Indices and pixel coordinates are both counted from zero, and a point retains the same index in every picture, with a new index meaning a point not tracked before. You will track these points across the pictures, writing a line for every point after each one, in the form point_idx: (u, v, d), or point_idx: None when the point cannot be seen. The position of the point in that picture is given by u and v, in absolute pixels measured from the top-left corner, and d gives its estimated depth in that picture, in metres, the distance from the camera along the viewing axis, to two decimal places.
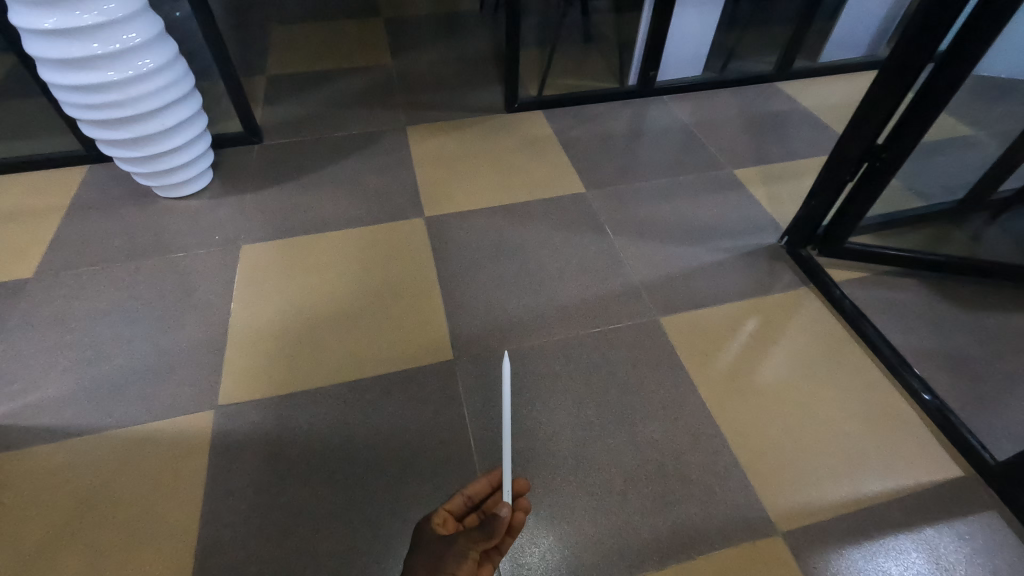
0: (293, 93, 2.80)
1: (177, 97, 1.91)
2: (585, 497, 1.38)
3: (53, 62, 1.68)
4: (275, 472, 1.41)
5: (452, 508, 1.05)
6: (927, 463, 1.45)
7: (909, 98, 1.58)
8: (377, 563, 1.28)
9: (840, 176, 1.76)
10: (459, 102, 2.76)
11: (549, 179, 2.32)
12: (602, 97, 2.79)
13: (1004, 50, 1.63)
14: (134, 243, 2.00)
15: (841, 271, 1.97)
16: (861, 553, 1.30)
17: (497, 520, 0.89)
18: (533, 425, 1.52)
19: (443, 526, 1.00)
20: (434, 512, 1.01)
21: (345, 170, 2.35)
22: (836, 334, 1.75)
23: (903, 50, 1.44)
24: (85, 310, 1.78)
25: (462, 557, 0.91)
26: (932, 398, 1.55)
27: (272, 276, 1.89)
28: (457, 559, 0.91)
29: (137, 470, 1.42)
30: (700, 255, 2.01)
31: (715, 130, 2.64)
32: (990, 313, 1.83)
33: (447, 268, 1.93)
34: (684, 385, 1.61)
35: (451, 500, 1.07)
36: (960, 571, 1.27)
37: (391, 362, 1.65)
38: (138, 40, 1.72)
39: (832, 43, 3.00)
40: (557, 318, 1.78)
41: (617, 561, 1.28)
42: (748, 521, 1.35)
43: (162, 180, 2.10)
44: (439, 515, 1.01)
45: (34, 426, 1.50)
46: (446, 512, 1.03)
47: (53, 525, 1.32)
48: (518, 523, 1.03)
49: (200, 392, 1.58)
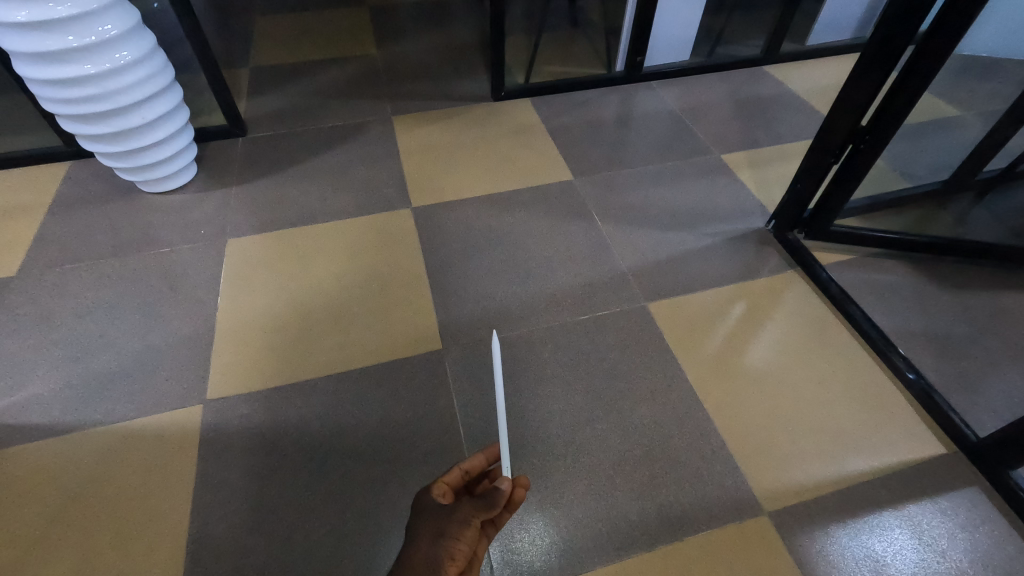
0: (277, 84, 2.77)
1: (157, 90, 1.89)
2: (574, 481, 1.40)
3: (28, 56, 1.65)
4: (265, 465, 1.42)
5: (452, 480, 1.04)
6: (911, 441, 1.47)
7: (892, 79, 1.58)
8: (369, 552, 1.29)
9: (825, 159, 1.76)
10: (445, 91, 2.73)
11: (537, 167, 2.31)
12: (589, 83, 2.77)
13: (986, 29, 1.63)
14: (118, 239, 1.99)
15: (827, 254, 1.98)
16: (846, 531, 1.32)
17: (497, 492, 0.92)
18: (522, 413, 1.52)
19: (443, 498, 0.99)
20: (434, 484, 1.00)
21: (331, 162, 2.33)
22: (823, 317, 1.76)
23: (885, 31, 1.44)
24: (71, 307, 1.77)
25: (466, 525, 0.92)
26: (916, 377, 1.57)
27: (259, 269, 1.88)
28: (459, 527, 0.92)
29: (127, 465, 1.42)
30: (688, 241, 2.01)
31: (702, 115, 2.63)
32: (975, 293, 1.84)
33: (435, 259, 1.92)
34: (672, 370, 1.62)
35: (450, 473, 1.05)
36: (942, 545, 1.29)
37: (380, 353, 1.65)
38: (115, 32, 1.69)
39: (820, 25, 2.99)
40: (546, 306, 1.78)
41: (606, 544, 1.30)
42: (734, 502, 1.37)
43: (145, 175, 2.07)
44: (439, 487, 1.00)
45: (21, 423, 1.49)
46: (446, 484, 1.02)
47: (44, 521, 1.32)
48: (517, 499, 0.99)
49: (189, 386, 1.57)
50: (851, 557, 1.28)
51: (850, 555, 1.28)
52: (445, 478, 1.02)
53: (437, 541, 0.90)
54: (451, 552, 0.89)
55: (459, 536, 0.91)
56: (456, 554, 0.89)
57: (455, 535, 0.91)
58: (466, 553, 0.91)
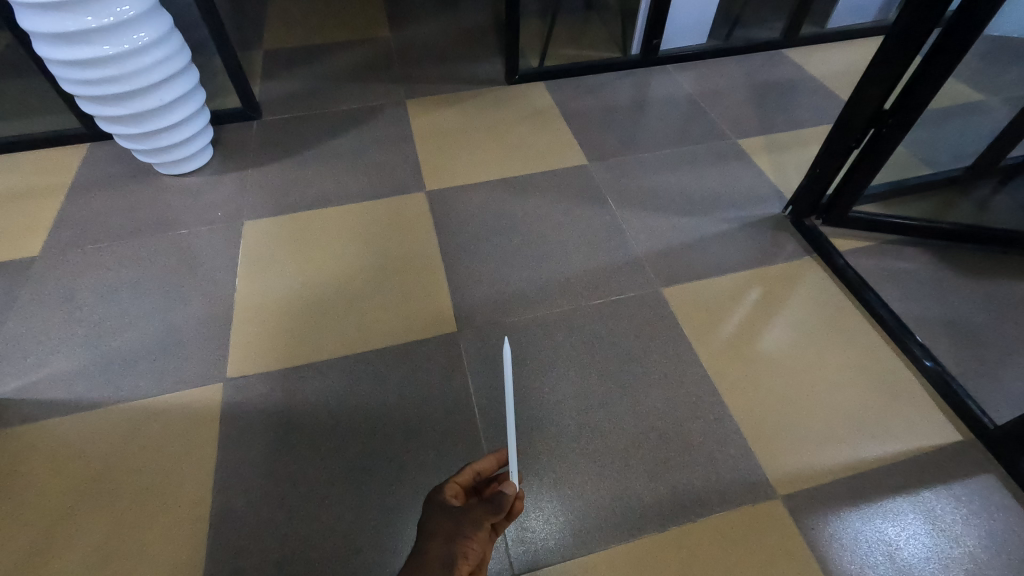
0: (290, 67, 2.76)
1: (174, 72, 1.90)
2: (587, 463, 1.41)
3: (47, 37, 1.66)
4: (285, 442, 1.45)
5: (463, 480, 1.04)
6: (928, 428, 1.47)
7: (917, 61, 1.54)
8: (386, 529, 1.31)
9: (845, 144, 1.73)
10: (459, 74, 2.71)
11: (552, 152, 2.30)
12: (604, 67, 2.74)
13: (1016, 7, 1.59)
14: (137, 220, 2.01)
15: (844, 239, 1.96)
16: (859, 515, 1.32)
17: (503, 497, 0.91)
18: (536, 395, 1.53)
19: (455, 499, 1.00)
20: (447, 484, 1.01)
21: (345, 145, 2.33)
22: (840, 304, 1.75)
23: (911, 12, 1.41)
24: (92, 287, 1.80)
25: (478, 526, 0.92)
26: (933, 364, 1.56)
27: (274, 251, 1.90)
28: (473, 527, 0.92)
29: (151, 441, 1.45)
30: (704, 226, 1.99)
31: (719, 100, 2.59)
32: (996, 281, 1.81)
33: (448, 243, 1.93)
34: (686, 355, 1.62)
35: (461, 473, 1.05)
36: (956, 531, 1.29)
37: (396, 335, 1.67)
38: (132, 13, 1.70)
39: (841, 7, 2.92)
40: (560, 290, 1.79)
41: (619, 523, 1.32)
42: (747, 485, 1.37)
43: (163, 156, 2.09)
44: (451, 488, 1.01)
45: (48, 399, 1.53)
46: (458, 485, 1.03)
47: (71, 494, 1.36)
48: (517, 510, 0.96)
49: (208, 365, 1.60)
50: (863, 541, 1.28)
51: (863, 538, 1.29)
52: (457, 478, 1.03)
53: (450, 539, 0.90)
54: (463, 550, 0.90)
55: (472, 536, 0.92)
56: (468, 553, 0.90)
57: (467, 536, 0.91)
58: (476, 554, 0.92)
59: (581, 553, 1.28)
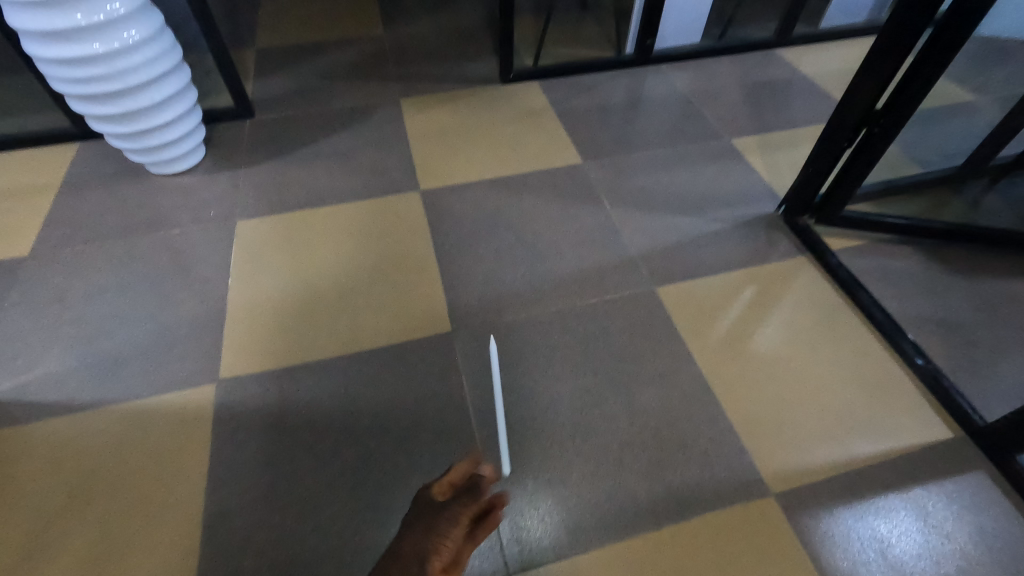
0: (284, 66, 2.75)
1: (165, 70, 1.88)
2: (582, 462, 1.41)
3: (36, 35, 1.64)
4: (279, 443, 1.44)
5: (455, 478, 1.01)
6: (919, 425, 1.48)
7: (909, 60, 1.55)
8: (380, 529, 1.31)
9: (838, 143, 1.74)
10: (453, 73, 2.71)
11: (546, 151, 2.29)
12: (599, 66, 2.74)
13: (1006, 7, 1.60)
14: (129, 220, 1.99)
15: (837, 238, 1.97)
16: (851, 512, 1.33)
17: None
18: (531, 395, 1.53)
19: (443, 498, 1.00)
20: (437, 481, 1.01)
21: (339, 144, 2.32)
22: (833, 303, 1.76)
23: (902, 11, 1.42)
24: (83, 287, 1.78)
25: (454, 522, 0.93)
26: (925, 362, 1.58)
27: (268, 251, 1.89)
28: (447, 524, 0.92)
29: (143, 443, 1.44)
30: (698, 225, 2.00)
31: (713, 99, 2.60)
32: (987, 279, 1.83)
33: (443, 242, 1.92)
34: (681, 354, 1.63)
35: (453, 470, 1.01)
36: (947, 527, 1.30)
37: (390, 335, 1.66)
38: (122, 11, 1.68)
39: (834, 7, 2.94)
40: (554, 289, 1.79)
41: (614, 522, 1.32)
42: (741, 483, 1.38)
43: (154, 156, 2.07)
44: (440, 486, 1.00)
45: (38, 401, 1.52)
46: (449, 483, 1.01)
47: (62, 496, 1.35)
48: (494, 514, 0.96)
49: (201, 366, 1.59)
50: (856, 538, 1.29)
51: (855, 535, 1.29)
52: (449, 476, 1.01)
53: (426, 534, 0.91)
54: (438, 547, 0.90)
55: (447, 533, 0.91)
56: (443, 550, 0.90)
57: (443, 532, 0.91)
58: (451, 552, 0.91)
59: (576, 552, 1.28)
